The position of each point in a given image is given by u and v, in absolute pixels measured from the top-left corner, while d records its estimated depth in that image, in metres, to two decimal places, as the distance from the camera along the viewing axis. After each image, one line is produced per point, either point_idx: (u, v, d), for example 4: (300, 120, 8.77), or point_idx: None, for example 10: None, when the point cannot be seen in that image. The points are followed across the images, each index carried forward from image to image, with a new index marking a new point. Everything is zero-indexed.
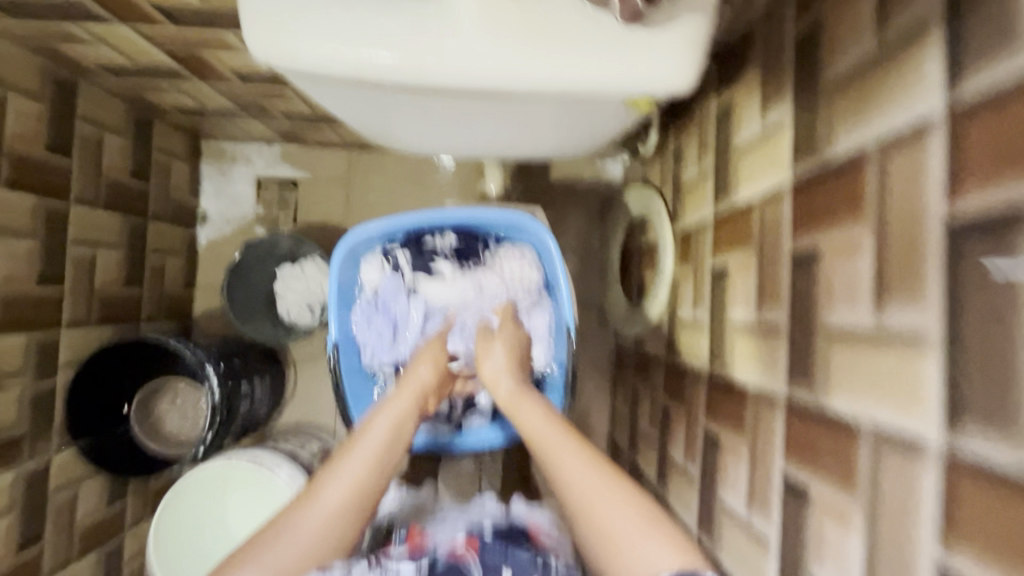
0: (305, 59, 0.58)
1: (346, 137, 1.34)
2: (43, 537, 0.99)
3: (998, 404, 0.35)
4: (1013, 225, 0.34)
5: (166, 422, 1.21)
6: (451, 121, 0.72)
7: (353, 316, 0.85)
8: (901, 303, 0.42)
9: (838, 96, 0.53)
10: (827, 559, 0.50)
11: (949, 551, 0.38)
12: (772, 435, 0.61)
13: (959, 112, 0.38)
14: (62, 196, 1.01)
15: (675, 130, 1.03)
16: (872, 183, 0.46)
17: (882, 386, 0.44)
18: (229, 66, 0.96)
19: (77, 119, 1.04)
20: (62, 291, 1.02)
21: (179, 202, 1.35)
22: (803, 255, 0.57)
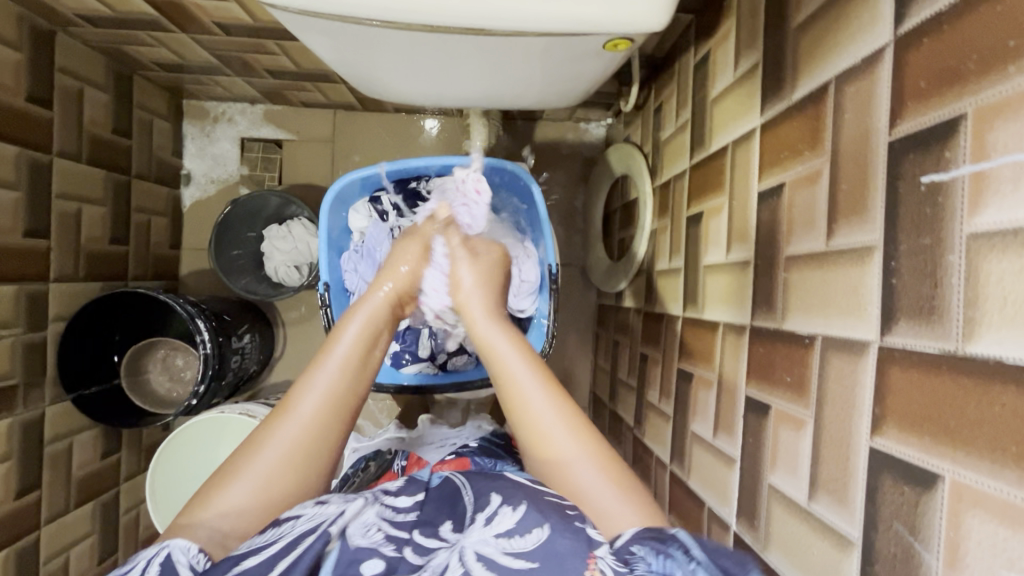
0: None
1: (329, 96, 1.34)
2: (41, 485, 1.02)
3: (920, 301, 0.39)
4: (942, 139, 0.38)
5: (153, 381, 1.23)
6: (444, 67, 0.69)
7: (342, 261, 0.87)
8: (849, 226, 0.47)
9: (803, 38, 0.56)
10: (785, 461, 0.54)
11: (877, 438, 0.42)
12: (738, 362, 0.66)
13: (904, 41, 0.42)
14: (44, 149, 1.00)
15: (656, 88, 1.06)
16: (829, 121, 0.50)
17: (831, 306, 0.48)
18: (210, 17, 0.95)
19: (56, 72, 1.03)
20: (48, 245, 1.03)
21: (162, 161, 1.34)
22: (766, 195, 0.61)
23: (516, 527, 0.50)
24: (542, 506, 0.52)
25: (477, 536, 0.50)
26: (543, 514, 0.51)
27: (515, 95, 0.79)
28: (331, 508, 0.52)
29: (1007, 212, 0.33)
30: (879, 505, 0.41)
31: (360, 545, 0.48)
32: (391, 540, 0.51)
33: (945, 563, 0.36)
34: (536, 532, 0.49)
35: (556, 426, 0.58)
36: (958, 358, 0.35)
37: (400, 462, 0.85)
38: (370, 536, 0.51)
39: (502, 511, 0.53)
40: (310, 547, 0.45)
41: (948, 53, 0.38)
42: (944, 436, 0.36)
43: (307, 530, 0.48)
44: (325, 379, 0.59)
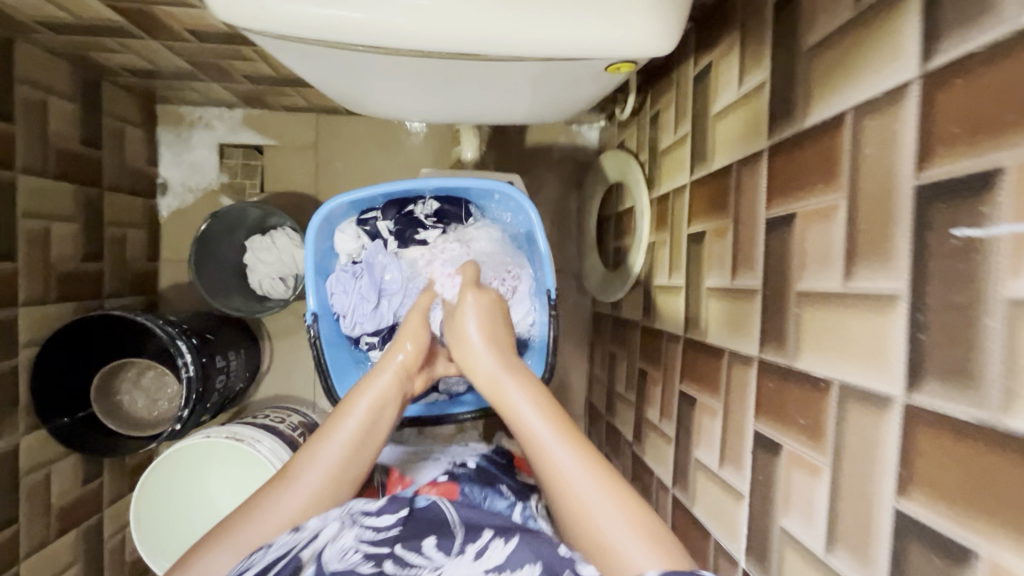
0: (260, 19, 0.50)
1: (312, 101, 1.28)
2: (18, 519, 0.97)
3: (950, 361, 0.36)
4: (979, 190, 0.35)
5: (129, 405, 1.18)
6: (435, 87, 0.66)
7: (330, 284, 0.82)
8: (870, 270, 0.44)
9: (815, 63, 0.53)
10: (801, 506, 0.52)
11: (903, 499, 0.40)
12: (746, 393, 0.63)
13: (931, 79, 0.39)
14: (7, 166, 0.94)
15: (652, 96, 1.03)
16: (846, 155, 0.48)
17: (850, 352, 0.46)
18: (183, 25, 0.89)
19: (17, 82, 0.96)
20: (16, 267, 0.97)
21: (136, 171, 1.28)
22: (776, 224, 0.58)
23: (502, 563, 0.55)
24: (536, 545, 0.56)
25: (462, 568, 0.55)
26: (537, 552, 0.55)
27: (505, 111, 0.75)
28: (305, 532, 0.57)
29: None
30: (906, 569, 0.39)
31: (339, 567, 0.54)
32: (369, 558, 0.56)
33: None
34: (528, 567, 0.53)
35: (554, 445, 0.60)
36: (1000, 432, 0.33)
37: (380, 476, 0.89)
38: (346, 559, 0.55)
39: (491, 545, 0.58)
40: (284, 569, 0.52)
41: (985, 98, 0.35)
42: (982, 511, 0.34)
43: (280, 554, 0.54)
44: (329, 457, 0.65)
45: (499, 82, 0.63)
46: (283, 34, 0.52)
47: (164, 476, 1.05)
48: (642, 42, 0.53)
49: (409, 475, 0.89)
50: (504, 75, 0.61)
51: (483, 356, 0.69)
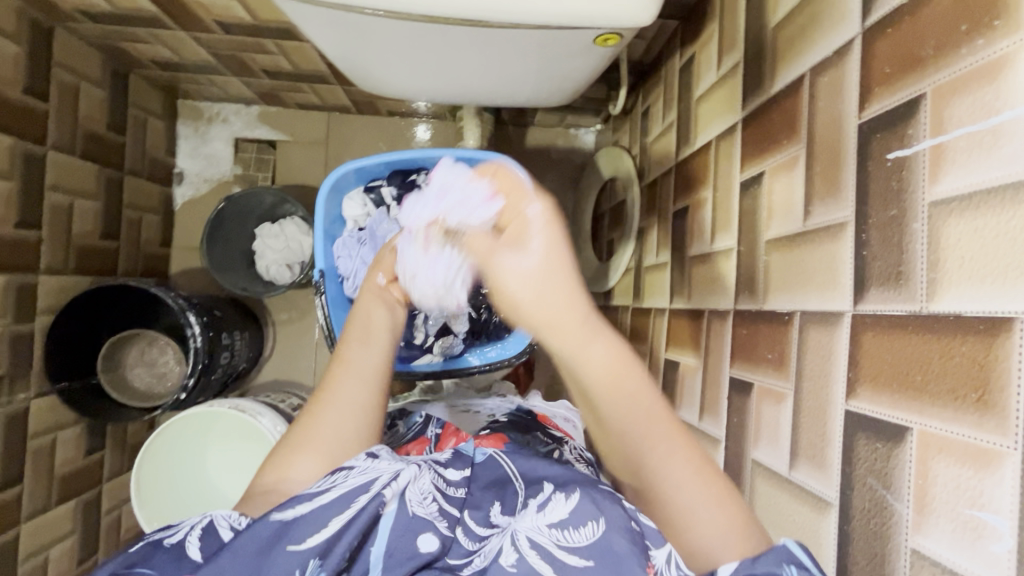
0: None
1: (324, 98, 1.36)
2: (23, 480, 1.00)
3: (887, 268, 0.41)
4: (905, 118, 0.41)
5: (135, 377, 1.21)
6: (441, 61, 0.72)
7: (337, 248, 0.88)
8: (824, 205, 0.50)
9: (780, 37, 0.60)
10: (769, 435, 0.56)
11: (851, 400, 0.44)
12: (723, 345, 0.68)
13: (870, 32, 0.45)
14: (38, 141, 1.01)
15: (643, 93, 1.10)
16: (804, 111, 0.54)
17: (809, 282, 0.51)
18: (211, 15, 0.97)
19: (54, 66, 1.04)
20: (39, 236, 1.03)
21: (155, 159, 1.35)
22: (749, 184, 0.64)
23: (570, 519, 0.47)
24: (603, 502, 0.47)
25: (529, 521, 0.48)
26: (600, 507, 0.46)
27: (511, 89, 0.81)
28: (387, 464, 0.49)
29: (962, 178, 0.36)
30: (855, 463, 0.43)
31: (418, 512, 0.48)
32: (445, 513, 0.49)
33: (915, 512, 0.38)
34: (591, 526, 0.45)
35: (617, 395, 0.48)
36: (924, 317, 0.38)
37: (435, 429, 0.74)
38: (427, 506, 0.49)
39: (555, 498, 0.49)
40: (367, 506, 0.45)
41: (908, 42, 0.41)
42: (912, 391, 0.38)
43: (362, 483, 0.47)
44: (358, 368, 0.59)
45: (500, 56, 0.69)
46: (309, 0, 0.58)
47: (168, 443, 1.08)
48: (620, 14, 0.58)
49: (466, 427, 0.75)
50: (507, 48, 0.67)
51: (547, 293, 0.47)
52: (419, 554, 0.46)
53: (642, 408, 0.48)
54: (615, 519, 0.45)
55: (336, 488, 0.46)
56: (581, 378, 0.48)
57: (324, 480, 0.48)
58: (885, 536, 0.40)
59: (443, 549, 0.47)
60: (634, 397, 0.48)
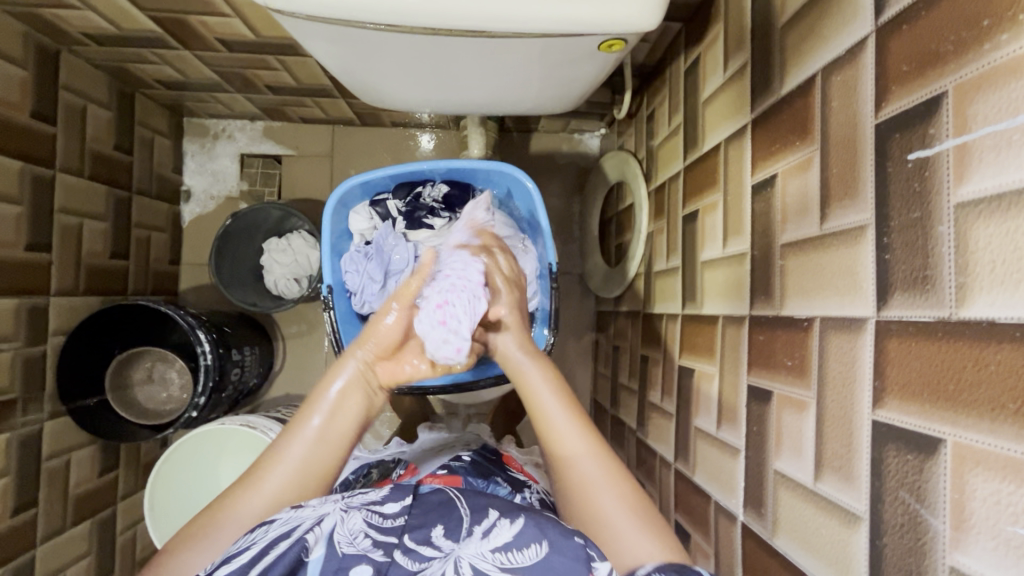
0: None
1: (328, 112, 1.36)
2: (38, 502, 1.00)
3: (912, 273, 0.40)
4: (925, 117, 0.39)
5: (138, 388, 1.19)
6: (442, 72, 0.71)
7: (344, 262, 0.87)
8: (841, 208, 0.48)
9: (789, 36, 0.58)
10: (791, 446, 0.54)
11: (879, 410, 0.43)
12: (739, 350, 0.66)
13: (884, 29, 0.44)
14: (47, 164, 1.02)
15: (647, 96, 1.09)
16: (817, 112, 0.52)
17: (828, 286, 0.49)
18: (213, 33, 0.98)
19: (60, 89, 1.05)
20: (49, 258, 1.04)
21: (162, 177, 1.36)
22: (760, 186, 0.63)
23: (512, 542, 0.50)
24: (543, 523, 0.52)
25: (473, 548, 0.50)
26: (543, 530, 0.51)
27: (514, 98, 0.80)
28: (308, 513, 0.54)
29: (991, 178, 0.34)
30: (884, 476, 0.41)
31: (349, 551, 0.49)
32: (380, 545, 0.51)
33: (952, 527, 0.36)
34: (535, 547, 0.49)
35: (568, 426, 0.62)
36: (955, 324, 0.36)
37: (398, 470, 0.84)
38: (357, 543, 0.50)
39: (500, 525, 0.53)
40: (288, 551, 0.47)
41: (927, 38, 0.40)
42: (946, 401, 0.37)
43: (282, 534, 0.50)
44: (298, 454, 0.61)
45: (500, 65, 0.69)
46: (308, 16, 0.57)
47: (178, 463, 1.08)
48: (624, 19, 0.57)
49: (423, 467, 0.84)
50: (507, 58, 0.67)
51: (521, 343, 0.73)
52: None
53: (589, 447, 0.61)
54: (557, 538, 0.50)
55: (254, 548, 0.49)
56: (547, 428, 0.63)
57: (245, 542, 0.51)
58: (920, 552, 0.38)
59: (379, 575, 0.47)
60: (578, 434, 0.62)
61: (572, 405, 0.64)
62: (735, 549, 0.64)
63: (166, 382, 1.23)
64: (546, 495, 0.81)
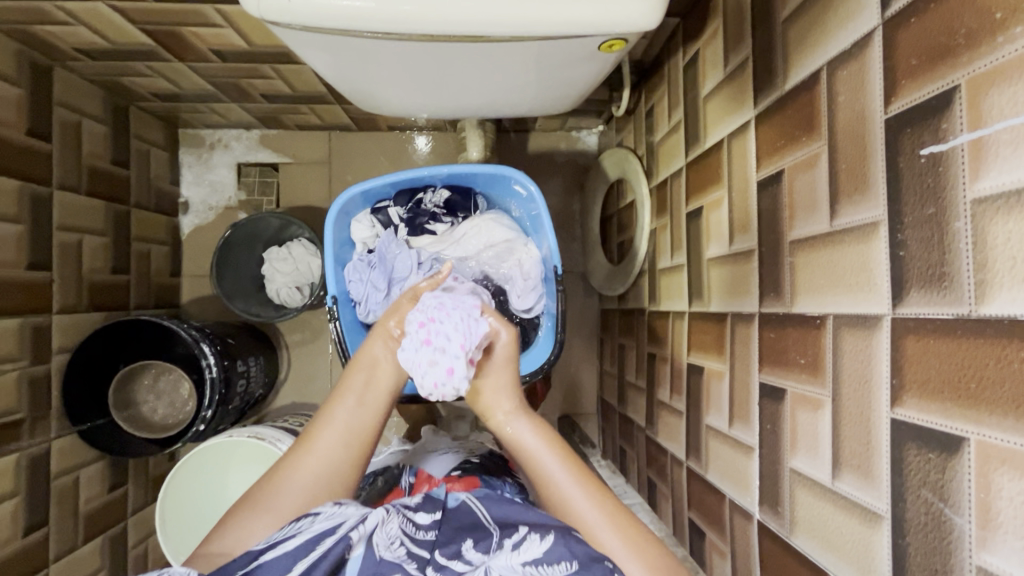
0: (283, 11, 0.54)
1: (324, 118, 1.35)
2: (49, 521, 1.00)
3: (928, 270, 0.39)
4: (938, 112, 0.39)
5: (143, 403, 1.17)
6: (441, 78, 0.71)
7: (348, 272, 0.87)
8: (851, 204, 0.48)
9: (792, 30, 0.58)
10: (807, 444, 0.54)
11: (897, 408, 0.42)
12: (750, 348, 0.66)
13: (891, 22, 0.43)
14: (44, 182, 1.01)
15: (646, 93, 1.08)
16: (823, 107, 0.52)
17: (841, 283, 0.49)
18: (207, 44, 0.97)
19: (54, 105, 1.04)
20: (50, 276, 1.03)
21: (160, 190, 1.35)
22: (767, 182, 0.62)
23: (543, 560, 0.47)
24: (576, 540, 0.49)
25: (503, 561, 0.48)
26: (572, 548, 0.48)
27: (513, 100, 0.80)
28: (351, 510, 0.51)
29: (1009, 173, 0.34)
30: (906, 474, 0.41)
31: (386, 559, 0.48)
32: (414, 558, 0.49)
33: (978, 526, 0.36)
34: (564, 567, 0.46)
35: (539, 443, 0.60)
36: (974, 321, 0.36)
37: (410, 477, 0.82)
38: (394, 551, 0.49)
39: (530, 538, 0.49)
40: (331, 549, 0.46)
41: (936, 31, 0.39)
42: (966, 399, 0.36)
43: (325, 529, 0.48)
44: (342, 423, 0.59)
45: (500, 69, 0.68)
46: (306, 27, 0.56)
47: (188, 477, 1.08)
48: (625, 19, 0.57)
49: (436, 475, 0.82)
50: (506, 61, 0.66)
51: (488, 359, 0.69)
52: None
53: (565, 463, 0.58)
54: (588, 557, 0.47)
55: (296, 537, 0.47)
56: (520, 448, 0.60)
57: (286, 529, 0.49)
58: (945, 551, 0.38)
59: None
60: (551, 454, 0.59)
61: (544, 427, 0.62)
62: (752, 548, 0.64)
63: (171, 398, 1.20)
64: None
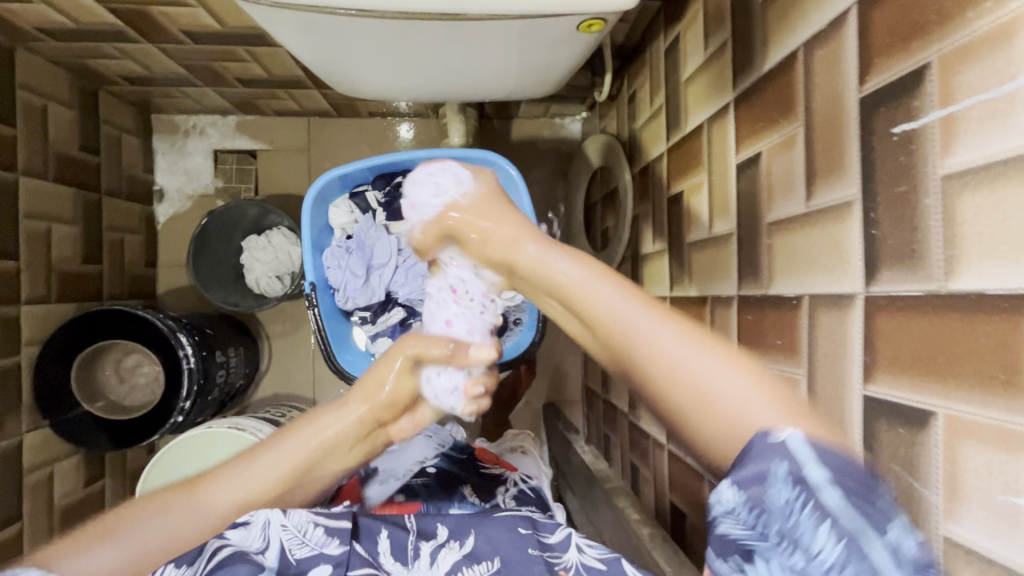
0: None
1: (303, 103, 1.32)
2: (22, 516, 0.97)
3: (901, 249, 0.40)
4: (910, 89, 0.39)
5: (107, 381, 1.12)
6: (419, 59, 0.69)
7: (325, 258, 0.86)
8: (827, 184, 0.48)
9: (770, 10, 0.57)
10: None
11: (869, 385, 0.43)
12: (730, 327, 0.66)
13: (866, 1, 0.43)
14: (8, 168, 0.97)
15: (628, 77, 1.07)
16: (800, 87, 0.52)
17: (817, 264, 0.49)
18: (178, 25, 0.94)
19: (18, 88, 1.00)
20: (18, 266, 1.00)
21: (133, 177, 1.31)
22: (746, 164, 0.62)
23: (464, 562, 0.54)
24: (491, 536, 0.57)
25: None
26: (495, 547, 0.56)
27: (493, 83, 0.79)
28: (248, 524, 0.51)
29: (976, 150, 0.34)
30: (877, 451, 0.42)
31: (303, 555, 0.50)
32: (333, 535, 0.53)
33: (944, 499, 0.37)
34: (486, 565, 0.54)
35: (647, 320, 0.48)
36: (943, 296, 0.36)
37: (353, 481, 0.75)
38: (310, 540, 0.51)
39: (449, 548, 0.56)
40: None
41: (909, 9, 0.39)
42: (935, 375, 0.37)
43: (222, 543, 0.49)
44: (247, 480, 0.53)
45: (478, 49, 0.67)
46: (275, 2, 0.55)
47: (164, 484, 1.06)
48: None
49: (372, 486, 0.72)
50: (485, 41, 0.65)
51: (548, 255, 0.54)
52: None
53: (696, 346, 0.45)
54: (509, 553, 0.55)
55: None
56: (648, 356, 0.47)
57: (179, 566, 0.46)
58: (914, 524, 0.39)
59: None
60: (678, 334, 0.46)
61: (664, 313, 0.48)
62: None
63: (140, 380, 1.16)
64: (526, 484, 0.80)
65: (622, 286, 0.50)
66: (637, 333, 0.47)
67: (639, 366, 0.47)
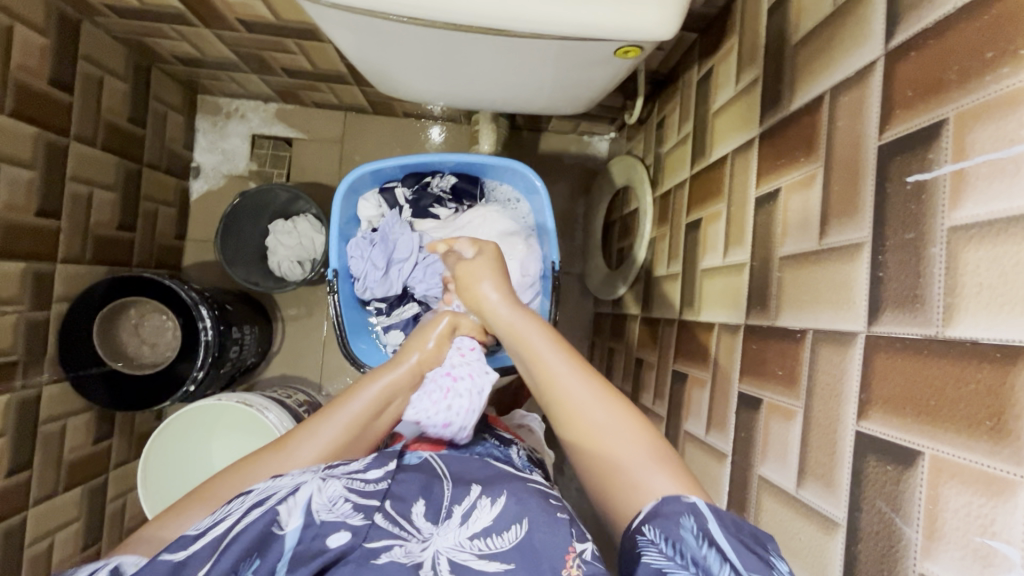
0: None
1: (342, 98, 1.36)
2: (33, 464, 1.01)
3: (904, 293, 0.41)
4: (926, 143, 0.41)
5: (125, 337, 1.16)
6: (458, 67, 0.73)
7: (350, 247, 0.89)
8: (842, 225, 0.49)
9: (801, 53, 0.60)
10: (778, 453, 0.55)
11: (863, 422, 0.44)
12: (733, 354, 0.67)
13: (892, 54, 0.45)
14: (61, 132, 1.03)
15: (659, 103, 1.10)
16: (823, 130, 0.54)
17: (823, 299, 0.51)
18: (235, 13, 0.99)
19: (79, 58, 1.05)
20: (58, 225, 1.05)
21: (173, 152, 1.36)
22: (764, 199, 0.64)
23: (495, 525, 0.50)
24: (524, 498, 0.53)
25: (450, 538, 0.49)
26: (522, 508, 0.52)
27: (526, 97, 0.82)
28: (286, 482, 0.51)
29: (983, 205, 0.36)
30: (864, 484, 0.43)
31: (326, 518, 0.47)
32: (359, 509, 0.49)
33: (924, 536, 0.38)
34: (514, 530, 0.49)
35: (568, 370, 0.58)
36: (940, 342, 0.38)
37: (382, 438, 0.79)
38: (336, 509, 0.48)
39: (480, 506, 0.53)
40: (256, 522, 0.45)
41: (933, 66, 0.41)
42: (926, 416, 0.38)
43: (255, 503, 0.48)
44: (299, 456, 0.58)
45: (515, 63, 0.70)
46: (331, 3, 0.58)
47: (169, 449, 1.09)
48: (640, 26, 0.59)
49: None
50: (524, 57, 0.68)
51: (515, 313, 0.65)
52: (329, 550, 0.45)
53: (596, 398, 0.56)
54: (539, 517, 0.50)
55: (225, 523, 0.47)
56: (561, 401, 0.57)
57: (215, 516, 0.49)
58: (894, 559, 0.40)
59: (358, 541, 0.46)
60: (584, 385, 0.57)
61: (576, 356, 0.59)
62: None
63: (157, 343, 1.20)
64: (531, 452, 0.79)
65: (569, 361, 0.59)
66: (557, 381, 0.57)
67: (554, 404, 0.58)
